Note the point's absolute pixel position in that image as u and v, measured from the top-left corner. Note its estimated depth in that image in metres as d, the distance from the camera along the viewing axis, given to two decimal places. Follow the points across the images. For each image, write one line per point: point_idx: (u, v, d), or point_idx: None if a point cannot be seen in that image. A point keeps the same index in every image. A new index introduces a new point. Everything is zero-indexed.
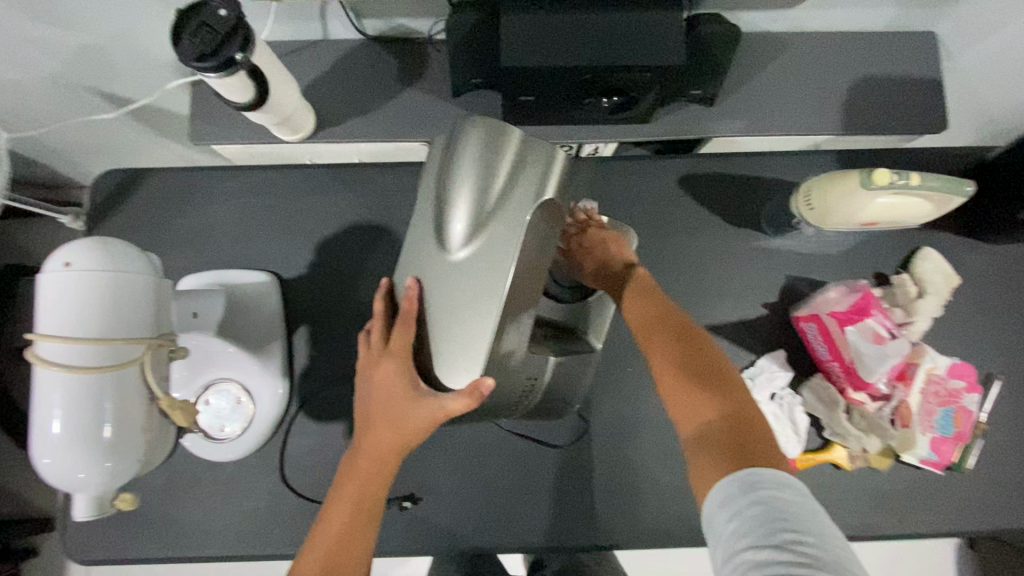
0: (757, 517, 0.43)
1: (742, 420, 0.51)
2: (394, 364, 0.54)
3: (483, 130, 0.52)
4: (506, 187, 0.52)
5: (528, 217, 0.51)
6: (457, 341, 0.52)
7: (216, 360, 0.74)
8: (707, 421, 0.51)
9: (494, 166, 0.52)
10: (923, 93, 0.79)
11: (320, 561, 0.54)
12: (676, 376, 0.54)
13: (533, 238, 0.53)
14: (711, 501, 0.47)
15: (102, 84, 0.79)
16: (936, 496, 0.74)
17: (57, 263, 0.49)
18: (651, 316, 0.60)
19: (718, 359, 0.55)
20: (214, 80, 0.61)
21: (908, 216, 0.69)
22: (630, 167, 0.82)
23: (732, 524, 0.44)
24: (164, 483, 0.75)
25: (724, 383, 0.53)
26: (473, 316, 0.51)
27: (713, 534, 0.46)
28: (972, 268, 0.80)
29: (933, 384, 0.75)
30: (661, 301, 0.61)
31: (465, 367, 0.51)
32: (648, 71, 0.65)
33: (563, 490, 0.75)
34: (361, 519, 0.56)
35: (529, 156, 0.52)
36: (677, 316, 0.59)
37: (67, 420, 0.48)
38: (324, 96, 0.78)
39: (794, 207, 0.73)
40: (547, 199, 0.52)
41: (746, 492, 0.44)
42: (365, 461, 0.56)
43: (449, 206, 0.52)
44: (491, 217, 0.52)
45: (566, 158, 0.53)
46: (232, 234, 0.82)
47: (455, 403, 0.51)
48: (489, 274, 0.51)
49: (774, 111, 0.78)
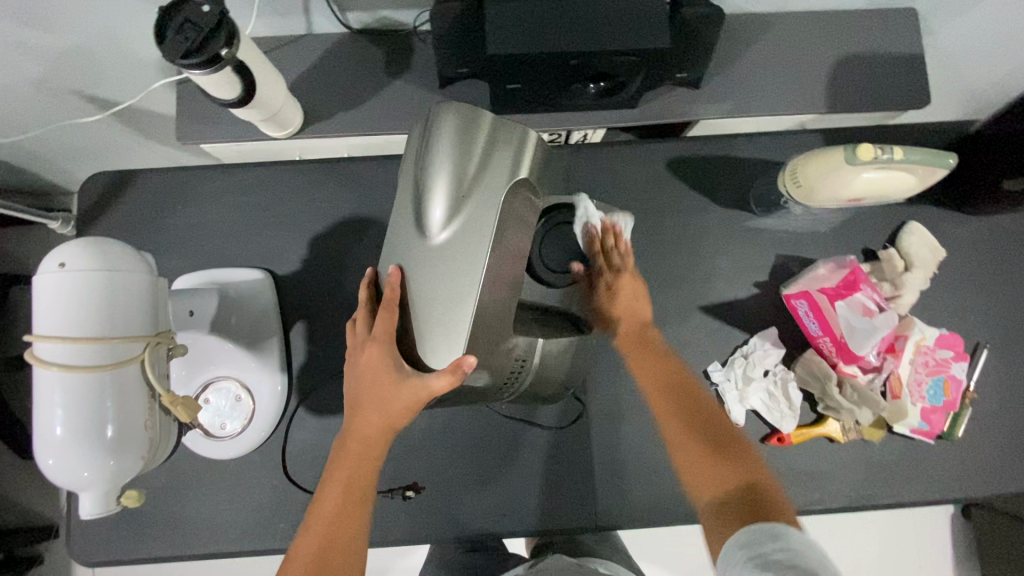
0: (779, 558, 0.48)
1: (757, 487, 0.56)
2: (378, 349, 0.55)
3: (455, 115, 0.53)
4: (481, 171, 0.53)
5: (502, 197, 0.54)
6: (440, 323, 0.53)
7: (213, 357, 0.75)
8: (723, 488, 0.57)
9: (470, 149, 0.53)
10: (904, 70, 0.80)
11: (313, 548, 0.55)
12: (697, 448, 0.60)
13: (509, 218, 0.55)
14: (727, 554, 0.52)
15: (87, 86, 0.79)
16: (928, 464, 0.76)
17: (51, 264, 0.49)
18: (667, 383, 0.66)
19: (731, 430, 0.62)
20: (200, 77, 0.61)
21: (893, 190, 0.70)
22: (618, 153, 0.83)
23: (754, 563, 0.49)
24: (167, 482, 0.75)
25: (738, 452, 0.60)
26: (455, 296, 0.52)
27: (726, 567, 0.51)
28: (958, 240, 0.81)
29: (922, 354, 0.76)
30: (680, 369, 0.67)
31: (449, 347, 0.53)
32: (632, 55, 0.66)
33: (563, 473, 0.77)
34: (352, 502, 0.57)
35: (500, 139, 0.54)
36: (689, 385, 0.66)
37: (69, 420, 0.48)
38: (311, 92, 0.78)
39: (781, 185, 0.74)
40: (519, 179, 0.55)
41: (771, 539, 0.50)
42: (354, 444, 0.58)
43: (428, 191, 0.52)
44: (469, 200, 0.53)
45: (535, 141, 0.56)
46: (225, 233, 0.82)
47: (438, 382, 0.52)
48: (470, 255, 0.53)
49: (760, 92, 0.79)
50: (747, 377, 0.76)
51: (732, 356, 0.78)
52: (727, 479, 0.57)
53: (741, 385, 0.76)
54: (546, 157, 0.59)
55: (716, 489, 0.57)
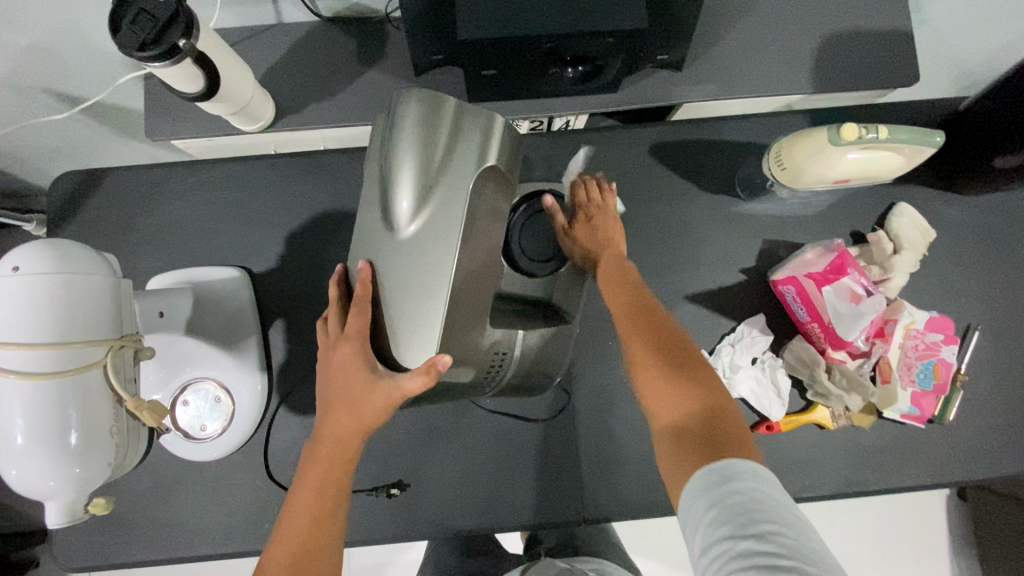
0: (735, 506, 0.44)
1: (718, 412, 0.52)
2: (351, 348, 0.53)
3: (418, 101, 0.51)
4: (447, 159, 0.51)
5: (471, 184, 0.52)
6: (413, 319, 0.51)
7: (189, 358, 0.73)
8: (684, 415, 0.52)
9: (434, 137, 0.51)
10: (891, 46, 0.78)
11: (288, 557, 0.52)
12: (655, 370, 0.56)
13: (478, 204, 0.53)
14: (686, 496, 0.48)
15: (53, 84, 0.77)
16: (919, 449, 0.75)
17: (4, 269, 0.47)
18: (628, 308, 0.61)
19: (694, 349, 0.58)
20: (162, 70, 0.59)
21: (879, 171, 0.68)
22: (601, 139, 0.81)
23: (710, 513, 0.45)
24: (149, 486, 0.74)
25: (699, 375, 0.55)
26: (427, 291, 0.51)
27: (688, 526, 0.47)
28: (949, 221, 0.80)
29: (912, 339, 0.75)
30: (641, 294, 0.62)
31: (422, 344, 0.51)
32: (609, 37, 0.63)
33: (550, 467, 0.75)
34: (326, 504, 0.55)
35: (467, 123, 0.52)
36: (650, 302, 0.61)
37: (28, 430, 0.47)
38: (283, 83, 0.76)
39: (766, 168, 0.73)
40: (489, 165, 0.53)
41: (723, 482, 0.46)
42: (327, 448, 0.56)
43: (394, 183, 0.50)
44: (436, 190, 0.51)
45: (504, 123, 0.53)
46: (201, 232, 0.80)
47: (411, 382, 0.50)
48: (439, 246, 0.51)
49: (745, 72, 0.77)
50: (734, 366, 0.75)
51: (719, 345, 0.76)
52: (686, 402, 0.53)
53: (729, 374, 0.75)
54: (518, 141, 0.57)
55: (673, 420, 0.52)
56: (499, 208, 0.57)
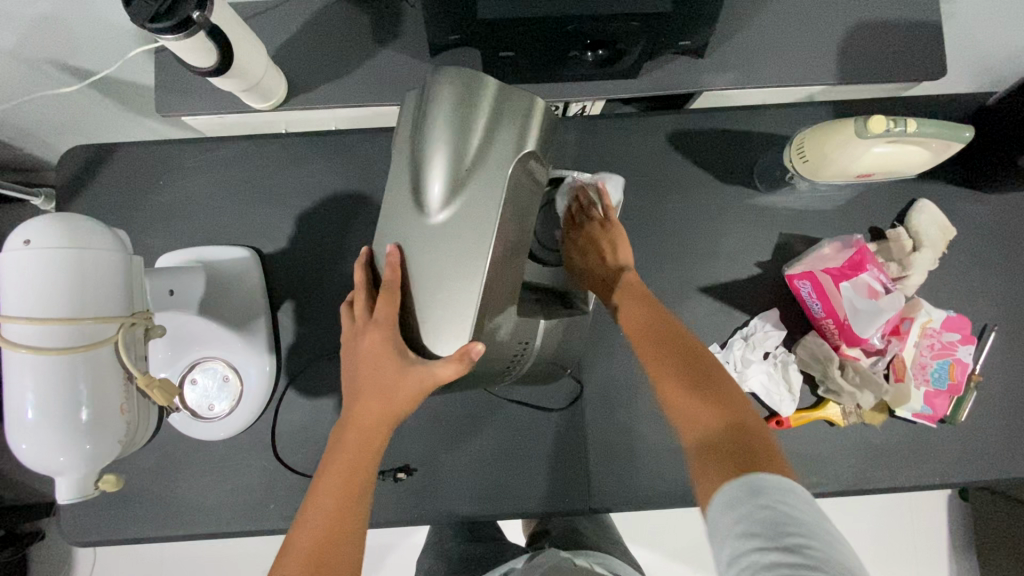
0: (766, 521, 0.43)
1: (745, 427, 0.51)
2: (380, 334, 0.52)
3: (454, 82, 0.50)
4: (485, 143, 0.50)
5: (509, 171, 0.50)
6: (445, 307, 0.50)
7: (199, 337, 0.73)
8: (711, 429, 0.51)
9: (472, 120, 0.50)
10: (920, 37, 0.76)
11: (308, 544, 0.51)
12: (678, 388, 0.56)
13: (515, 193, 0.52)
14: (714, 509, 0.47)
15: (61, 56, 0.75)
16: (930, 449, 0.75)
17: (16, 242, 0.47)
18: (650, 329, 0.61)
19: (715, 366, 0.57)
20: (173, 43, 0.58)
21: (904, 165, 0.66)
22: (618, 126, 0.79)
23: (738, 527, 0.44)
24: (156, 464, 0.75)
25: (722, 392, 0.54)
26: (458, 278, 0.50)
27: (715, 538, 0.46)
28: (970, 219, 0.78)
29: (928, 338, 0.74)
30: (661, 313, 0.63)
31: (454, 333, 0.50)
32: (637, 20, 0.62)
33: (557, 456, 0.75)
34: (347, 497, 0.54)
35: (506, 108, 0.51)
36: (671, 325, 0.62)
37: (40, 405, 0.46)
38: (295, 61, 0.74)
39: (787, 159, 0.71)
40: (527, 152, 0.52)
41: (753, 495, 0.44)
42: (356, 437, 0.54)
43: (427, 165, 0.50)
44: (471, 176, 0.50)
45: (544, 110, 0.52)
46: (210, 211, 0.79)
47: (446, 369, 0.49)
48: (472, 233, 0.50)
49: (768, 61, 0.75)
50: (746, 360, 0.74)
51: (731, 338, 0.76)
52: (712, 419, 0.52)
53: (741, 368, 0.74)
54: (554, 128, 0.56)
55: (699, 432, 0.52)
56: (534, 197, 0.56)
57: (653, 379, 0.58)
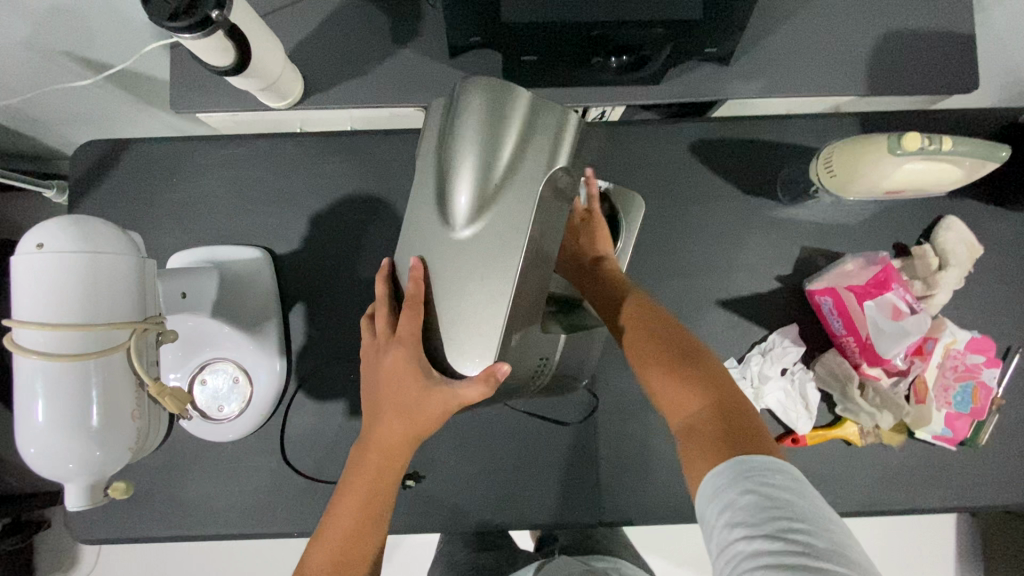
0: (748, 506, 0.42)
1: (729, 410, 0.50)
2: (403, 353, 0.51)
3: (485, 94, 0.49)
4: (515, 156, 0.49)
5: (539, 188, 0.48)
6: (469, 325, 0.49)
7: (210, 339, 0.72)
8: (695, 411, 0.50)
9: (502, 133, 0.48)
10: (954, 49, 0.73)
11: (329, 561, 0.52)
12: (660, 371, 0.54)
13: (545, 210, 0.50)
14: (702, 498, 0.46)
15: (76, 49, 0.74)
16: (949, 471, 0.73)
17: (30, 245, 0.46)
18: (632, 307, 0.60)
19: (694, 345, 0.56)
20: (190, 42, 0.57)
21: (938, 184, 0.64)
22: (639, 132, 0.78)
23: (723, 515, 0.43)
24: (164, 464, 0.74)
25: (705, 372, 0.53)
26: (483, 295, 0.48)
27: (705, 527, 0.45)
28: (997, 237, 0.76)
29: (951, 359, 0.72)
30: (640, 295, 0.62)
31: (477, 352, 0.49)
32: (659, 26, 0.60)
33: (568, 467, 0.74)
34: (369, 515, 0.54)
35: (538, 121, 0.49)
36: (647, 305, 0.60)
37: (51, 411, 0.46)
38: (312, 59, 0.73)
39: (812, 172, 0.69)
40: (559, 168, 0.50)
41: (735, 482, 0.44)
42: (376, 456, 0.54)
43: (454, 178, 0.49)
44: (500, 192, 0.49)
45: (578, 124, 0.50)
46: (223, 210, 0.78)
47: (470, 391, 0.48)
48: (499, 249, 0.48)
49: (796, 70, 0.73)
50: (763, 376, 0.72)
51: (749, 353, 0.74)
52: (695, 404, 0.51)
53: (757, 384, 0.73)
54: (587, 141, 0.53)
55: (686, 419, 0.51)
56: (562, 212, 0.54)
57: (637, 367, 0.57)
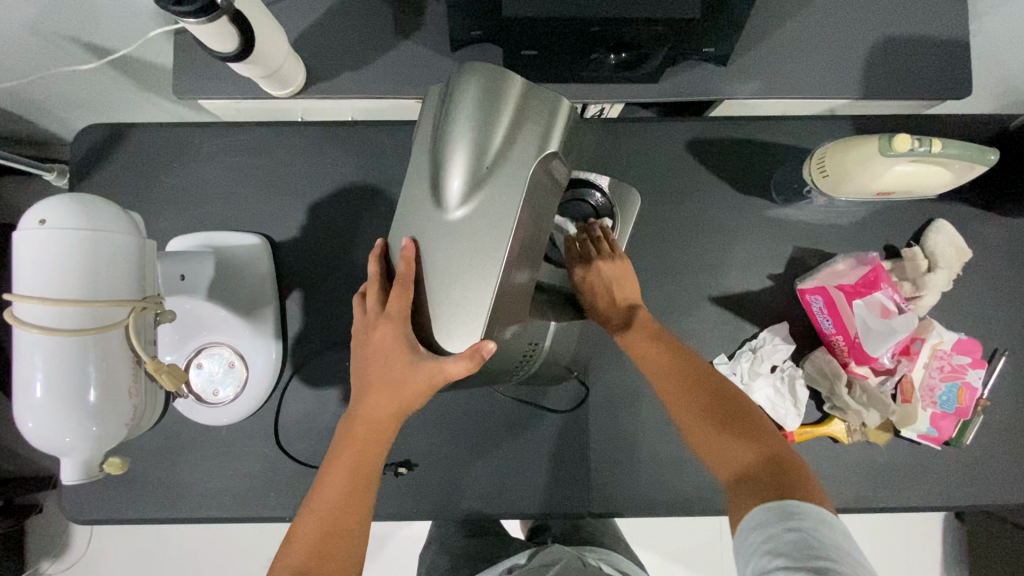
0: (792, 542, 0.44)
1: (781, 461, 0.52)
2: (391, 328, 0.51)
3: (479, 80, 0.49)
4: (507, 142, 0.50)
5: (529, 172, 0.50)
6: (457, 305, 0.50)
7: (207, 323, 0.73)
8: (748, 464, 0.52)
9: (494, 119, 0.49)
10: (948, 55, 0.75)
11: (316, 536, 0.52)
12: (709, 424, 0.56)
13: (534, 195, 0.51)
14: (743, 530, 0.48)
15: (80, 34, 0.75)
16: (934, 470, 0.74)
17: (32, 221, 0.46)
18: (665, 357, 0.62)
19: (740, 400, 0.58)
20: (194, 26, 0.58)
21: (925, 186, 0.66)
22: (637, 129, 0.78)
23: (766, 544, 0.45)
24: (160, 446, 0.75)
25: (755, 426, 0.55)
26: (472, 275, 0.49)
27: (742, 554, 0.47)
28: (986, 240, 0.77)
29: (936, 359, 0.74)
30: (677, 345, 0.64)
31: (465, 332, 0.50)
32: (659, 24, 0.61)
33: (559, 458, 0.75)
34: (356, 491, 0.54)
35: (531, 108, 0.50)
36: (687, 357, 0.62)
37: (50, 385, 0.46)
38: (314, 49, 0.73)
39: (807, 172, 0.71)
40: (548, 154, 0.51)
41: (784, 518, 0.46)
42: (363, 430, 0.54)
43: (447, 161, 0.49)
44: (491, 175, 0.49)
45: (568, 111, 0.52)
46: (224, 197, 0.79)
47: (455, 366, 0.49)
48: (489, 232, 0.49)
49: (793, 71, 0.74)
50: (754, 373, 0.73)
51: (740, 350, 0.75)
52: (748, 455, 0.53)
53: (747, 379, 0.74)
54: (576, 131, 0.55)
55: (738, 467, 0.53)
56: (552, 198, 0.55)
57: (680, 417, 0.58)
